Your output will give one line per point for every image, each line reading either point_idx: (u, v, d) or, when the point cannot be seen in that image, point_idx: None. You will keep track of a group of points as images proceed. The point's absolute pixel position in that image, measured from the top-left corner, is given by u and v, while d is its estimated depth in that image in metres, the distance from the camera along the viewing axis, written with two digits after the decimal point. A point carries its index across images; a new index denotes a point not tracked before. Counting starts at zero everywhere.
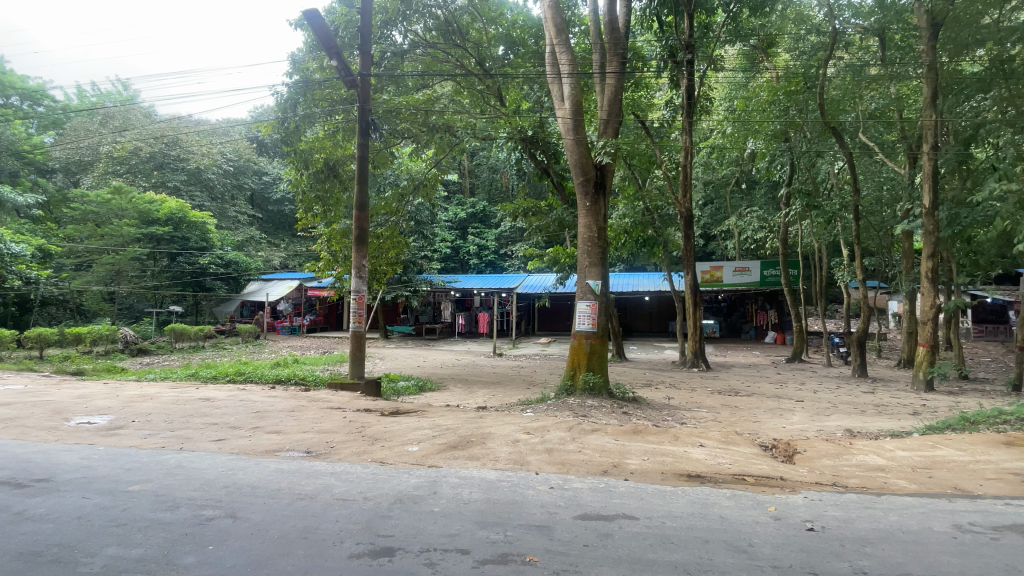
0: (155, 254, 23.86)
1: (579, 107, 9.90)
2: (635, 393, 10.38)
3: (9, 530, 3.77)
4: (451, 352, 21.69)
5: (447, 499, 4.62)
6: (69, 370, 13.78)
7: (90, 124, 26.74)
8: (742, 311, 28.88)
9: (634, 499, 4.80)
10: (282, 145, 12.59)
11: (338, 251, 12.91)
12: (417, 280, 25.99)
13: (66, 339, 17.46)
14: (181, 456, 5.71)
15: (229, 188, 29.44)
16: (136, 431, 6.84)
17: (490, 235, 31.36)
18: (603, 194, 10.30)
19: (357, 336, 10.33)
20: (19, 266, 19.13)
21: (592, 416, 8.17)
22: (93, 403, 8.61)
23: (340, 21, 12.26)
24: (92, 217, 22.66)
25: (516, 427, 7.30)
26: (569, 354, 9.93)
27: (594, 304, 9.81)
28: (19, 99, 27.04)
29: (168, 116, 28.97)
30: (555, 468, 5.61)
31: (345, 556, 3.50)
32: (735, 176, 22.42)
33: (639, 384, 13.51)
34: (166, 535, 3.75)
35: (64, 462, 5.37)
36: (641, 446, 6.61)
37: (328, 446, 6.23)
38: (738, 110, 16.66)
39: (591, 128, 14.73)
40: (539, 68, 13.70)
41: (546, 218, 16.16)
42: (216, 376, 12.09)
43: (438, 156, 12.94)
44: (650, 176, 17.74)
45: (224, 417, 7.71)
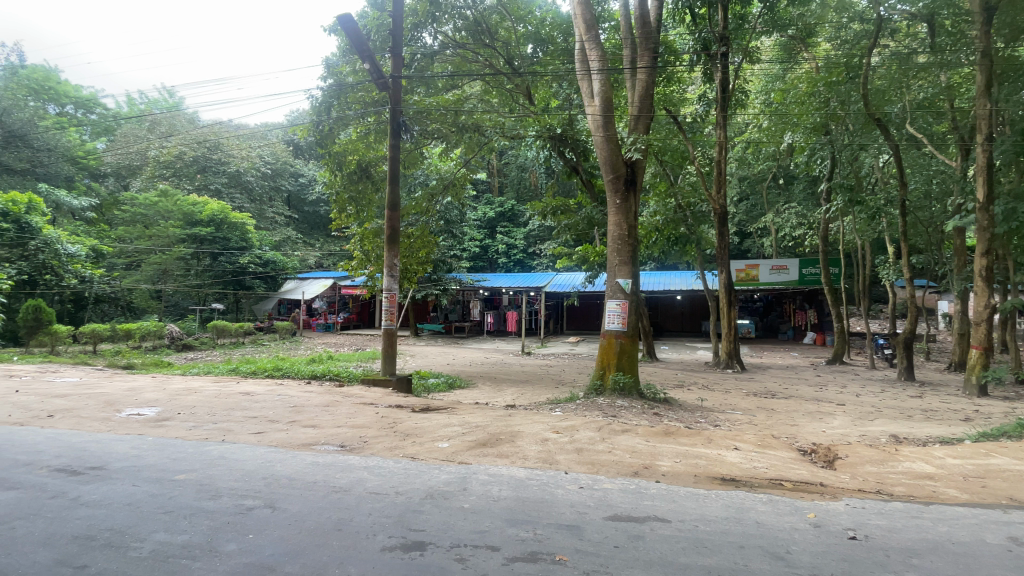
0: (198, 254, 24.80)
1: (609, 103, 9.79)
2: (667, 394, 10.19)
3: (66, 515, 3.99)
4: (481, 351, 21.73)
5: (477, 496, 4.64)
6: (120, 364, 14.54)
7: (139, 130, 28.28)
8: (779, 311, 28.04)
9: (665, 501, 4.72)
10: (317, 147, 12.86)
11: (370, 251, 13.23)
12: (446, 279, 26.32)
13: (117, 335, 18.41)
14: (222, 448, 5.94)
15: (267, 190, 30.56)
16: (180, 422, 7.15)
17: (519, 234, 31.33)
18: (634, 191, 10.14)
19: (388, 334, 10.49)
20: (75, 266, 20.36)
21: (622, 417, 8.07)
22: (143, 396, 9.07)
23: (372, 25, 12.47)
24: (140, 219, 23.84)
25: (545, 426, 7.29)
26: (598, 354, 9.87)
27: (623, 303, 9.66)
28: (74, 108, 28.97)
29: (211, 122, 30.28)
30: (584, 469, 5.57)
31: (377, 549, 3.56)
32: (772, 171, 21.65)
33: (671, 385, 13.26)
34: (210, 523, 3.90)
35: (115, 451, 5.67)
36: (673, 448, 6.49)
37: (361, 441, 6.38)
38: (775, 103, 16.17)
39: (621, 125, 14.62)
40: (568, 65, 13.62)
41: (575, 216, 15.90)
42: (255, 371, 12.53)
43: (467, 156, 13.16)
44: (682, 173, 17.45)
45: (263, 411, 7.98)
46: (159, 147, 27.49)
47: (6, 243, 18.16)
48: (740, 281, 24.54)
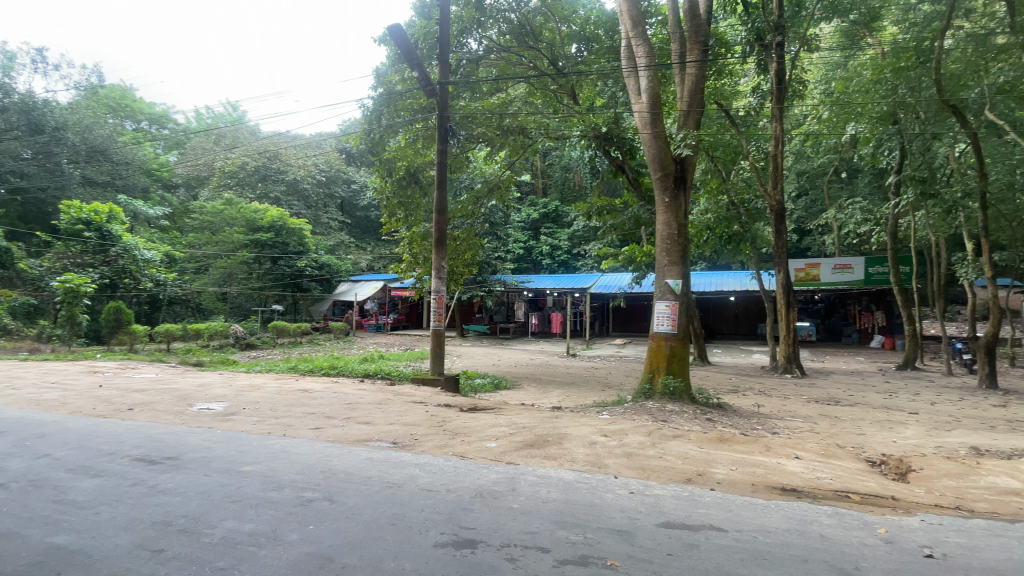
0: (260, 258, 26.34)
1: (657, 100, 9.54)
2: (720, 399, 9.83)
3: (146, 502, 4.32)
4: (526, 352, 21.78)
5: (526, 497, 4.64)
6: (191, 361, 15.59)
7: (207, 143, 30.54)
8: (842, 313, 26.43)
9: (721, 510, 4.54)
10: (368, 155, 13.27)
11: (419, 253, 13.60)
12: (492, 281, 26.55)
13: (188, 334, 19.73)
14: (284, 442, 6.24)
15: (322, 197, 32.00)
16: (245, 417, 7.57)
17: (563, 235, 31.18)
18: (683, 189, 9.86)
19: (437, 335, 10.69)
20: (152, 270, 21.87)
21: (673, 422, 7.85)
22: (212, 391, 9.70)
23: (420, 34, 12.75)
24: (208, 226, 25.37)
25: (593, 429, 7.20)
26: (647, 356, 9.67)
27: (673, 305, 9.39)
28: (149, 124, 31.66)
29: (270, 133, 32.07)
30: (634, 473, 5.45)
31: (430, 544, 3.63)
32: (833, 164, 20.43)
33: (724, 390, 12.77)
34: (274, 513, 4.11)
35: (189, 443, 6.08)
36: (728, 455, 6.25)
37: (412, 438, 6.54)
38: (836, 93, 15.29)
39: (669, 121, 14.29)
40: (614, 63, 13.51)
41: (621, 216, 15.47)
42: (311, 370, 13.11)
43: (512, 158, 13.17)
44: (735, 168, 16.77)
45: (320, 408, 8.33)
46: (224, 159, 29.38)
47: (90, 250, 20.06)
48: (799, 281, 23.34)
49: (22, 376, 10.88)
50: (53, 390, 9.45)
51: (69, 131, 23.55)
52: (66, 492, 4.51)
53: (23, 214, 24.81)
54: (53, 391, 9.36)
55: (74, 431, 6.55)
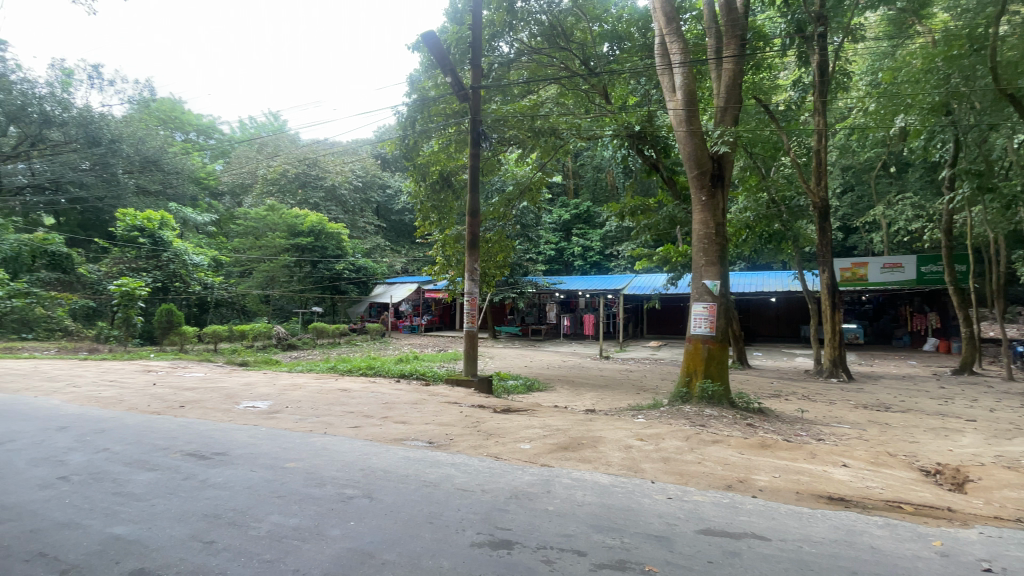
0: (301, 262, 26.68)
1: (693, 97, 9.33)
2: (761, 404, 9.52)
3: (197, 495, 4.53)
4: (558, 354, 21.70)
5: (561, 499, 4.62)
6: (237, 361, 16.29)
7: (251, 152, 31.93)
8: (892, 314, 25.04)
9: (764, 518, 4.40)
10: (403, 160, 13.56)
11: (452, 256, 13.81)
12: (523, 283, 26.58)
13: (234, 335, 20.61)
14: (325, 440, 6.44)
15: (358, 202, 32.82)
16: (288, 415, 7.86)
17: (595, 236, 30.91)
18: (721, 187, 9.61)
19: (470, 336, 10.78)
20: (200, 274, 23.00)
21: (711, 427, 7.65)
22: (256, 390, 10.11)
23: (452, 39, 12.90)
24: (252, 232, 26.40)
25: (628, 432, 7.10)
26: (683, 359, 9.46)
27: (710, 307, 9.17)
28: (197, 135, 33.40)
29: (309, 141, 33.19)
30: (671, 478, 5.35)
31: (467, 544, 3.66)
32: (881, 158, 19.49)
33: (764, 394, 12.34)
34: (317, 509, 4.24)
35: (236, 440, 6.36)
36: (770, 461, 6.04)
37: (447, 438, 6.62)
38: (884, 84, 14.57)
39: (706, 118, 13.99)
40: (647, 60, 13.33)
41: (655, 216, 15.18)
42: (350, 369, 13.49)
43: (543, 160, 13.16)
44: (775, 165, 16.21)
45: (359, 406, 8.55)
46: (266, 167, 30.62)
47: (143, 255, 21.21)
48: (845, 281, 22.35)
49: (84, 375, 11.61)
50: (112, 388, 10.04)
51: (124, 143, 24.90)
52: (124, 485, 4.78)
53: (84, 222, 26.56)
54: (112, 389, 9.96)
55: (130, 427, 6.94)
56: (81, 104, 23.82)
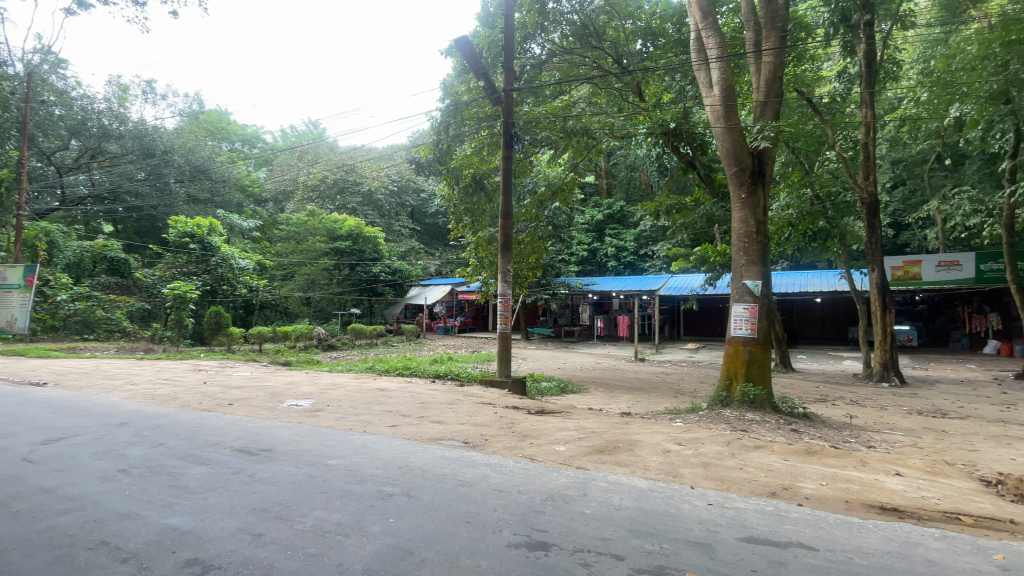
0: (340, 266, 27.43)
1: (731, 91, 9.08)
2: (806, 408, 9.15)
3: (246, 489, 4.73)
4: (592, 356, 21.51)
5: (598, 503, 4.58)
6: (280, 360, 16.94)
7: (293, 160, 33.21)
8: (949, 314, 23.85)
9: (810, 527, 4.22)
10: (437, 164, 13.79)
11: (484, 257, 13.95)
12: (556, 283, 26.53)
13: (277, 336, 21.43)
14: (364, 438, 6.61)
15: (394, 206, 33.49)
16: (329, 413, 8.11)
17: (629, 236, 30.50)
18: (762, 184, 9.32)
19: (504, 337, 10.83)
20: (246, 277, 24.01)
21: (753, 432, 7.41)
22: (298, 389, 10.47)
23: (484, 43, 13.03)
24: (294, 237, 27.42)
25: (666, 436, 6.96)
26: (723, 362, 9.21)
27: (752, 307, 8.90)
28: (242, 144, 35.04)
29: (346, 148, 34.19)
30: (712, 484, 5.21)
31: (504, 544, 3.68)
32: (935, 150, 18.45)
33: (809, 399, 11.87)
34: (358, 505, 4.35)
35: (281, 436, 6.62)
36: (816, 469, 5.80)
37: (483, 438, 6.67)
38: (937, 73, 13.81)
39: (744, 113, 13.63)
40: (681, 56, 13.10)
41: (692, 214, 14.80)
42: (387, 369, 13.79)
43: (575, 160, 13.10)
44: (819, 160, 15.58)
45: (396, 406, 8.72)
46: (307, 174, 31.75)
47: (194, 260, 22.53)
48: (896, 280, 21.23)
49: (142, 373, 12.33)
50: (166, 386, 10.60)
51: (176, 154, 26.29)
52: (180, 478, 5.05)
53: (139, 229, 28.20)
54: (167, 387, 10.53)
55: (184, 423, 7.31)
56: (136, 118, 25.17)
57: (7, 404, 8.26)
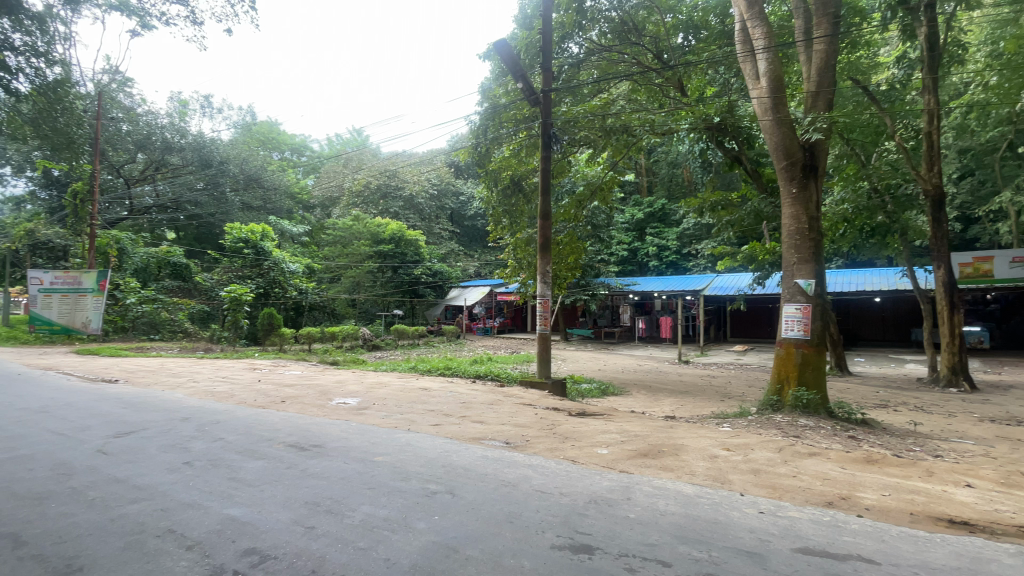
0: (383, 268, 28.25)
1: (779, 82, 8.71)
2: (865, 415, 8.64)
3: (298, 483, 4.94)
4: (633, 357, 21.17)
5: (643, 507, 4.49)
6: (328, 360, 17.58)
7: (339, 167, 34.47)
8: None
9: (872, 539, 3.99)
10: (476, 168, 13.91)
11: (523, 258, 14.00)
12: (595, 284, 26.30)
13: (325, 336, 22.23)
14: (409, 436, 6.75)
15: (434, 209, 34.10)
16: (375, 411, 8.34)
17: (671, 234, 29.79)
18: (814, 177, 8.90)
19: (544, 338, 10.82)
20: (296, 280, 25.01)
21: (806, 438, 7.07)
22: (345, 387, 10.83)
23: (522, 45, 13.08)
24: (340, 241, 28.35)
25: (712, 441, 6.74)
26: (774, 365, 8.85)
27: (805, 308, 8.52)
28: (291, 153, 36.65)
29: (388, 155, 35.12)
30: (762, 492, 5.01)
31: (547, 546, 3.67)
32: (1008, 137, 17.05)
33: (868, 404, 11.20)
34: (404, 502, 4.45)
35: (330, 433, 6.86)
36: (877, 478, 5.47)
37: (524, 439, 6.68)
38: (1010, 53, 12.75)
39: (794, 105, 13.12)
40: (725, 48, 12.70)
41: (738, 211, 14.26)
42: (429, 369, 14.05)
43: (615, 158, 12.90)
44: (878, 151, 14.67)
45: (438, 405, 8.87)
46: (351, 180, 32.86)
47: (248, 264, 23.63)
48: (965, 278, 19.76)
49: (203, 371, 13.08)
50: (224, 383, 11.22)
51: (231, 164, 27.84)
52: (238, 471, 5.32)
53: (199, 236, 29.96)
54: (225, 384, 11.12)
55: (240, 419, 7.70)
56: (195, 130, 27.22)
57: (85, 399, 8.96)
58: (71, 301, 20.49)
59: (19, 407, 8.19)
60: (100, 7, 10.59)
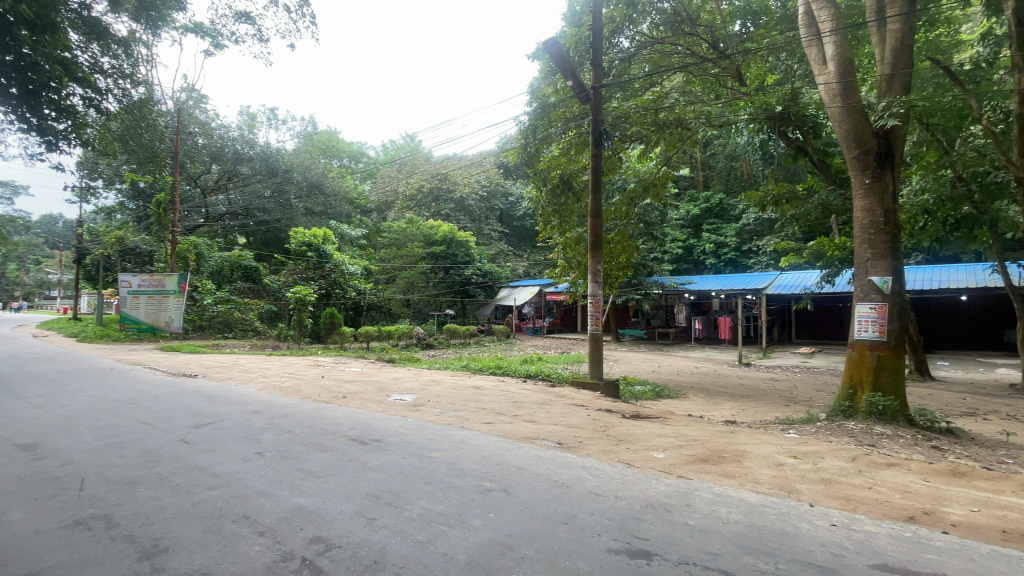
0: (435, 269, 28.98)
1: (849, 66, 8.16)
2: (950, 423, 7.92)
3: (360, 476, 5.14)
4: (689, 359, 20.47)
5: (703, 514, 4.34)
6: (385, 358, 18.18)
7: (393, 172, 35.70)
8: None
9: (961, 559, 3.64)
10: (525, 167, 13.93)
11: (573, 257, 13.89)
12: (648, 283, 25.73)
13: (382, 335, 23.02)
14: (462, 433, 6.87)
15: (484, 211, 34.59)
16: (430, 408, 8.56)
17: (729, 230, 28.61)
18: (890, 167, 8.27)
19: (595, 338, 10.69)
20: (354, 282, 26.00)
21: (883, 448, 6.57)
22: (402, 384, 11.19)
23: (571, 43, 13.05)
24: (395, 243, 29.21)
25: (777, 448, 6.41)
26: (845, 368, 8.30)
27: (880, 307, 7.92)
28: (348, 160, 38.32)
29: (439, 158, 35.96)
30: (834, 503, 4.71)
31: (603, 549, 3.63)
32: None
33: (952, 412, 10.28)
34: (459, 498, 4.53)
35: (388, 428, 7.11)
36: (967, 493, 4.99)
37: (577, 440, 6.63)
38: None
39: (865, 89, 12.32)
40: (788, 33, 12.01)
41: (804, 204, 13.45)
42: (480, 368, 14.22)
43: (668, 152, 12.62)
44: (963, 135, 13.39)
45: (490, 404, 8.97)
46: (405, 184, 33.96)
47: (311, 266, 24.83)
48: None
49: (272, 367, 13.95)
50: (290, 379, 11.88)
51: (295, 172, 29.54)
52: (305, 462, 5.62)
53: (266, 240, 31.93)
54: (291, 380, 11.77)
55: (305, 413, 8.13)
56: (262, 141, 29.04)
57: (169, 392, 9.78)
58: (156, 302, 22.25)
59: (114, 399, 9.05)
60: (177, 30, 11.57)
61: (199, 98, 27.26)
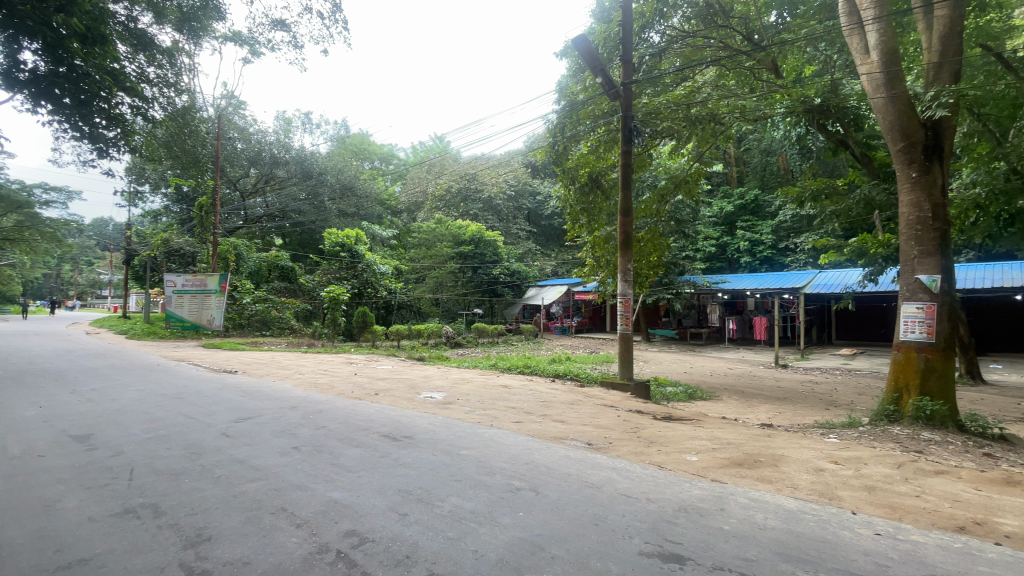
0: (464, 269, 29.25)
1: (893, 54, 7.80)
2: (1005, 430, 7.48)
3: (392, 472, 5.24)
4: (722, 360, 19.98)
5: (738, 520, 4.23)
6: (415, 356, 18.45)
7: (423, 173, 36.21)
8: None
9: (1018, 573, 3.44)
10: (553, 166, 13.85)
11: (602, 256, 13.75)
12: (679, 282, 25.24)
13: (412, 333, 23.36)
14: (492, 432, 6.91)
15: (512, 210, 34.68)
16: (460, 406, 8.64)
17: (764, 227, 27.77)
18: (939, 159, 7.86)
19: (626, 338, 10.57)
20: (385, 281, 26.45)
21: (931, 454, 6.26)
22: (431, 383, 11.31)
23: (599, 39, 12.93)
24: (424, 243, 29.25)
25: (817, 453, 6.19)
26: (890, 370, 7.95)
27: (928, 307, 7.54)
28: (379, 161, 39.04)
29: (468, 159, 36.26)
30: (878, 511, 4.52)
31: (635, 552, 3.58)
32: None
33: (1008, 417, 9.71)
34: (489, 496, 4.57)
35: (419, 425, 7.22)
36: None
37: (607, 441, 6.57)
38: None
39: (910, 78, 11.77)
40: (827, 22, 11.56)
41: (846, 200, 12.89)
42: (509, 367, 14.25)
43: (701, 148, 12.38)
44: None
45: (519, 403, 8.99)
46: (435, 185, 34.42)
47: (343, 266, 25.41)
48: None
49: (307, 365, 14.37)
50: (324, 376, 12.20)
51: (329, 174, 30.37)
52: (339, 457, 5.76)
53: (301, 241, 32.87)
54: (325, 377, 12.09)
55: (339, 409, 8.34)
56: (297, 145, 29.93)
57: (211, 388, 10.19)
58: (198, 301, 23.23)
59: (160, 394, 9.50)
60: (217, 39, 12.06)
61: (238, 105, 28.33)
